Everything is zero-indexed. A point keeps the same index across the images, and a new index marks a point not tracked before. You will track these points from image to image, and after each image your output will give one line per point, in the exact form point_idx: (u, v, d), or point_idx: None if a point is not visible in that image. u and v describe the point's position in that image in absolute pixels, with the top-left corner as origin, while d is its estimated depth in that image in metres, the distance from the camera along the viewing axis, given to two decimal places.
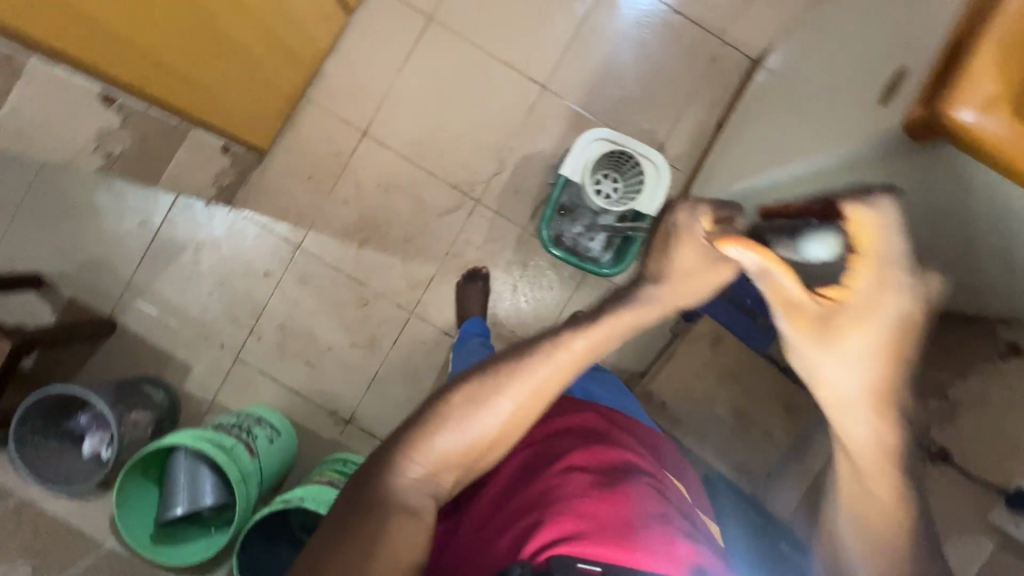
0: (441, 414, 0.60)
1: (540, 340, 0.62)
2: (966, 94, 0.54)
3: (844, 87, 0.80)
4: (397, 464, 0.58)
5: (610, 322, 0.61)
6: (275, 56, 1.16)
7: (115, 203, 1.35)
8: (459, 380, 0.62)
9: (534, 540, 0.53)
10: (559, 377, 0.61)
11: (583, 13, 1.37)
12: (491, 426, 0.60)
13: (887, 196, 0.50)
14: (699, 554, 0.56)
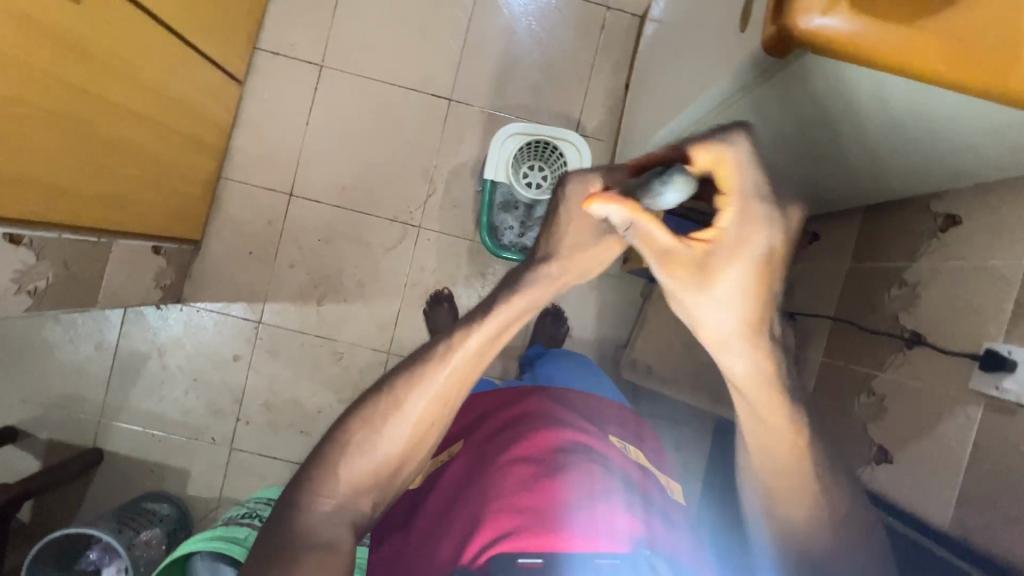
0: (346, 440, 0.57)
1: (437, 348, 0.60)
2: (805, 2, 0.54)
3: (712, 22, 0.81)
4: (304, 502, 0.55)
5: (502, 317, 0.58)
6: (177, 146, 1.15)
7: (65, 334, 1.33)
8: (360, 400, 0.59)
9: (475, 544, 0.55)
10: (460, 382, 0.59)
11: (466, 19, 1.38)
12: (399, 445, 0.58)
13: (743, 135, 0.49)
14: (636, 521, 0.57)
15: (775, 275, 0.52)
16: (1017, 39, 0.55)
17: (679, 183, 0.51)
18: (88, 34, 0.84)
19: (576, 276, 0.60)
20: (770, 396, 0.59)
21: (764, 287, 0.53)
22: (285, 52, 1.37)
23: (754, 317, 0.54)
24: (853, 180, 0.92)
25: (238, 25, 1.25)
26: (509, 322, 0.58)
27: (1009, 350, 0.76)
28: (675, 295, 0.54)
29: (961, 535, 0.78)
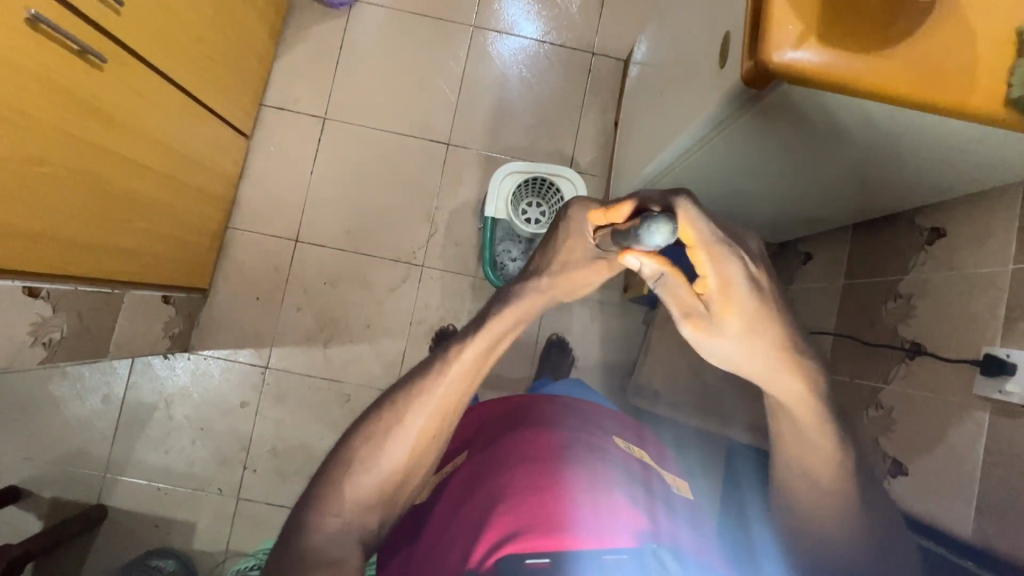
0: (349, 455, 0.58)
1: (432, 361, 0.61)
2: (776, 38, 0.60)
3: (693, 60, 0.88)
4: (312, 521, 0.55)
5: (494, 325, 0.60)
6: (188, 199, 1.20)
7: (72, 388, 1.33)
8: (361, 417, 0.60)
9: (482, 544, 0.55)
10: (456, 393, 0.60)
11: (461, 69, 1.46)
12: (401, 459, 0.58)
13: (684, 198, 0.52)
14: (639, 514, 0.58)
15: (773, 304, 0.56)
16: (973, 62, 0.60)
17: (664, 227, 0.49)
18: (106, 96, 0.90)
19: (567, 292, 0.63)
20: (795, 407, 0.60)
21: (768, 315, 0.56)
22: (290, 107, 1.44)
23: (772, 343, 0.57)
24: (839, 199, 0.96)
25: (246, 84, 1.33)
26: (503, 332, 0.60)
27: (1008, 353, 0.78)
28: (692, 345, 0.59)
29: (984, 543, 0.78)
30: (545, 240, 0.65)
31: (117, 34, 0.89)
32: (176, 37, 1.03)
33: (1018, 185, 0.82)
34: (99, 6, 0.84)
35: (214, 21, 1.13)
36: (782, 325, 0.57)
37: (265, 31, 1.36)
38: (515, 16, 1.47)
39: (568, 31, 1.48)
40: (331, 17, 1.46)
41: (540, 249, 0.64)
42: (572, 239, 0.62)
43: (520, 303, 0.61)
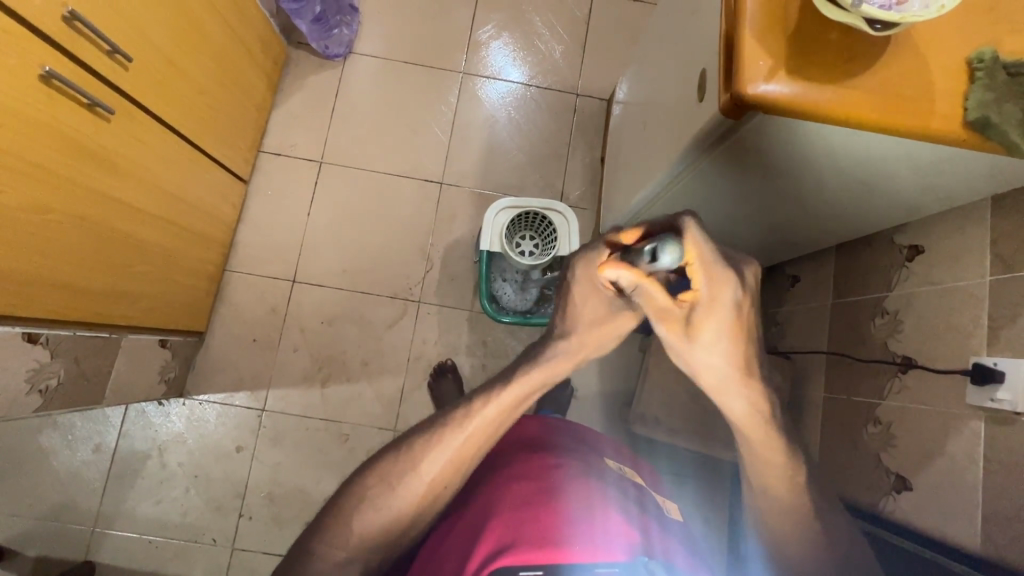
0: (361, 494, 0.58)
1: (453, 410, 0.60)
2: (749, 72, 0.65)
3: (673, 95, 0.93)
4: (317, 552, 0.55)
5: (519, 385, 0.59)
6: (188, 243, 1.22)
7: (63, 439, 1.30)
8: (379, 456, 0.60)
9: (475, 558, 0.54)
10: (475, 445, 0.59)
11: (452, 113, 1.53)
12: (413, 504, 0.58)
13: (690, 217, 0.52)
14: (633, 528, 0.57)
15: (749, 324, 0.56)
16: (932, 88, 0.65)
17: (674, 249, 0.51)
18: (111, 145, 0.93)
19: (592, 351, 0.62)
20: (766, 432, 0.61)
21: (742, 334, 0.56)
22: (287, 152, 1.49)
23: (735, 359, 0.57)
24: (821, 222, 1.00)
25: (244, 132, 1.37)
26: (524, 393, 0.59)
27: (995, 362, 0.80)
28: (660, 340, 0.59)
29: (995, 556, 0.77)
30: (562, 288, 0.64)
31: (125, 87, 0.93)
32: (180, 89, 1.08)
33: (985, 201, 0.87)
34: (107, 61, 0.88)
35: (216, 73, 1.18)
36: (751, 341, 0.57)
37: (264, 82, 1.42)
38: (502, 63, 1.55)
39: (553, 74, 1.56)
40: (327, 68, 1.53)
41: (560, 306, 0.63)
42: (587, 291, 0.61)
43: (543, 368, 0.60)
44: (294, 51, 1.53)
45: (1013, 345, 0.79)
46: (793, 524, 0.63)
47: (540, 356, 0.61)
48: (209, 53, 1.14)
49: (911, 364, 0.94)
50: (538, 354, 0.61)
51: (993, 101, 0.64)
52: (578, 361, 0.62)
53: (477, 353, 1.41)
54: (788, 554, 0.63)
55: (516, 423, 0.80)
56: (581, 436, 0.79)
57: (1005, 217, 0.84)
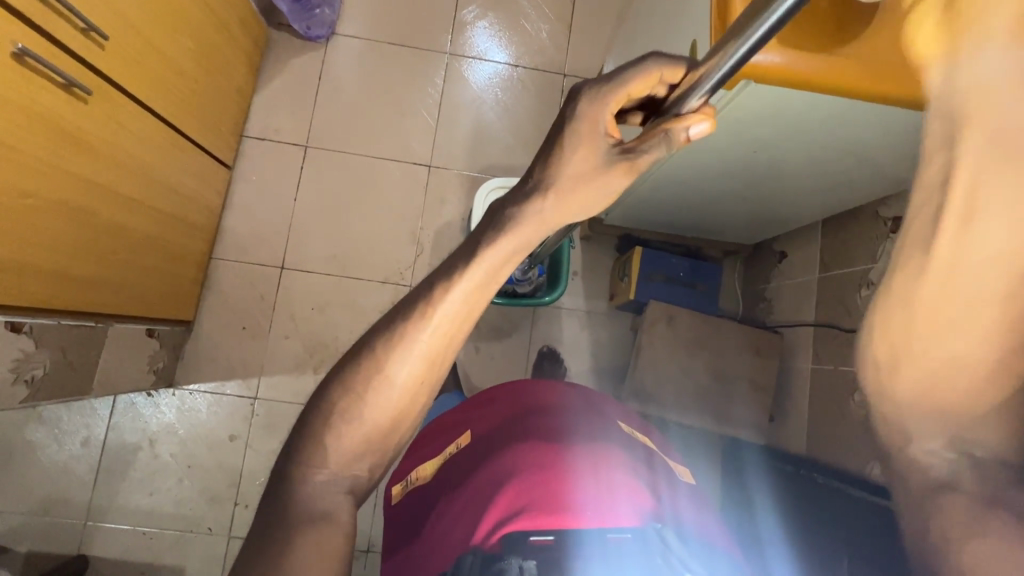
0: (329, 408, 0.49)
1: (418, 295, 0.50)
2: None
3: (663, 70, 0.93)
4: (292, 476, 0.47)
5: (489, 253, 0.48)
6: (172, 229, 1.19)
7: (50, 433, 1.28)
8: (346, 360, 0.51)
9: (485, 523, 0.54)
10: (448, 335, 0.50)
11: (438, 94, 1.51)
12: (388, 412, 0.49)
13: None
14: (643, 494, 0.58)
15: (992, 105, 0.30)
16: None
17: None
18: (90, 128, 0.90)
19: (574, 211, 0.50)
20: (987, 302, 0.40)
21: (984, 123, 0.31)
22: (270, 137, 1.46)
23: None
24: (809, 195, 1.02)
25: (226, 116, 1.34)
26: (499, 262, 0.49)
27: None
28: None
29: None
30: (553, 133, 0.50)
31: (101, 66, 0.90)
32: (159, 69, 1.05)
33: None
34: (81, 39, 0.85)
35: (195, 54, 1.15)
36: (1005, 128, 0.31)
37: (245, 64, 1.38)
38: (487, 43, 1.53)
39: (540, 54, 1.54)
40: (309, 50, 1.50)
41: (542, 154, 0.50)
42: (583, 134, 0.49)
43: (512, 233, 0.48)
44: (275, 33, 1.49)
45: None
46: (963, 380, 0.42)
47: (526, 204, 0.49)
48: (187, 33, 1.11)
49: None
50: (518, 203, 0.49)
51: None
52: (552, 228, 0.50)
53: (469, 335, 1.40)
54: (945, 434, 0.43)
55: (519, 384, 0.80)
56: (586, 397, 0.78)
57: None
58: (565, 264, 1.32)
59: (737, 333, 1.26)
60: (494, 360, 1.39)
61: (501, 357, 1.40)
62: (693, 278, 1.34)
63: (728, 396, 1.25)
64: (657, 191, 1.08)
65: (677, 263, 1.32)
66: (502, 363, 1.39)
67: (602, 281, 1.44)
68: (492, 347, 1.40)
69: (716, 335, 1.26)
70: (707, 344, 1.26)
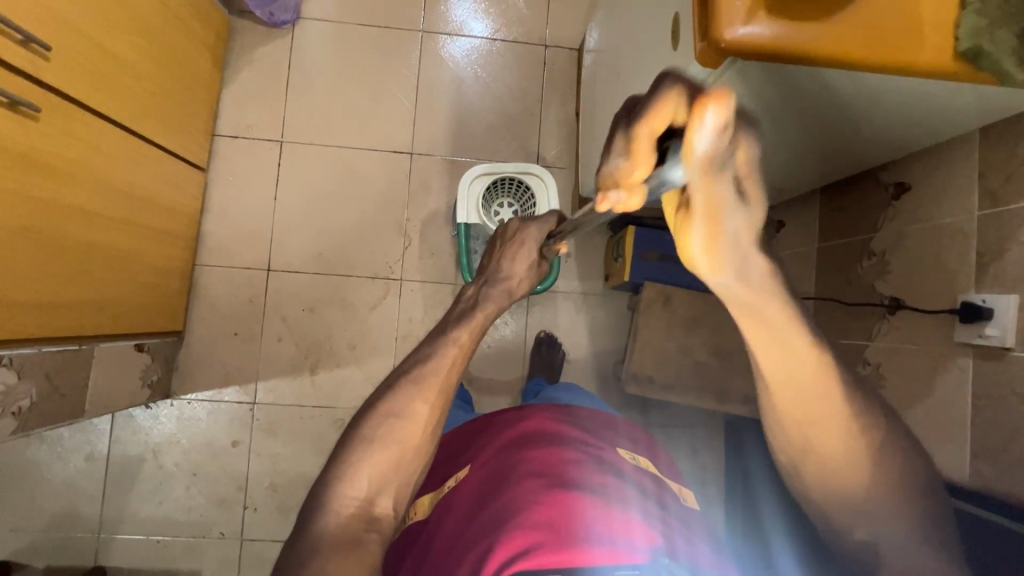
0: (362, 438, 0.57)
1: (433, 339, 0.64)
2: (728, 14, 0.59)
3: (648, 41, 0.87)
4: (327, 504, 0.54)
5: (483, 311, 0.66)
6: (150, 241, 1.16)
7: (52, 452, 1.28)
8: (370, 403, 0.60)
9: (492, 562, 0.53)
10: (460, 367, 0.62)
11: (415, 76, 1.44)
12: (415, 435, 0.58)
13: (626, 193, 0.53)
14: (651, 529, 0.57)
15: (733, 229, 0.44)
16: (920, 17, 0.61)
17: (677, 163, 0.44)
18: (47, 147, 0.86)
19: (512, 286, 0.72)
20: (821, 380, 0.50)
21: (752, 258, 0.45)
22: (243, 134, 1.40)
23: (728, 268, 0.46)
24: (808, 164, 0.97)
25: (195, 116, 1.28)
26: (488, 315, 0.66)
27: (982, 298, 0.82)
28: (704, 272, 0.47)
29: (981, 486, 0.81)
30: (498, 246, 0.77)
31: (49, 81, 0.85)
32: (115, 75, 0.99)
33: (974, 132, 0.86)
34: (24, 53, 0.79)
35: (152, 54, 1.08)
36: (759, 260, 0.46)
37: (209, 59, 1.31)
38: (464, 16, 1.45)
39: (519, 24, 1.46)
40: (275, 37, 1.42)
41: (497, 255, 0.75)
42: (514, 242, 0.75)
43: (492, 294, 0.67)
44: (237, 21, 1.41)
45: (1002, 280, 0.80)
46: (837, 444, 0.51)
47: (488, 292, 0.69)
48: (142, 32, 1.04)
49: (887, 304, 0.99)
50: (486, 291, 0.69)
51: (987, 28, 0.60)
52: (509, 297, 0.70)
53: None
54: (835, 462, 0.51)
55: (522, 410, 0.80)
56: (592, 424, 0.78)
57: (994, 147, 0.83)
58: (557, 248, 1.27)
59: None
60: (490, 349, 1.38)
61: (497, 345, 1.38)
62: None
63: (729, 373, 1.23)
64: None
65: None
66: (499, 352, 1.38)
67: (596, 261, 1.41)
68: (488, 336, 1.38)
69: (714, 312, 1.24)
70: (706, 322, 1.24)
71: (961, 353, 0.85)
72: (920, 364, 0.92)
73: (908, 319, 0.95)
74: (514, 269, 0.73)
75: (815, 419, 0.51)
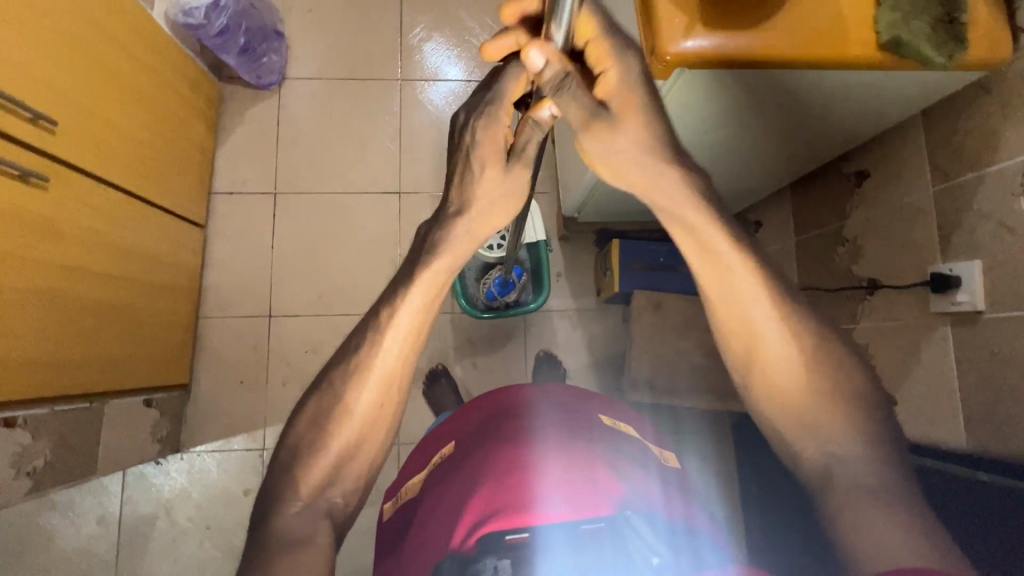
0: (300, 442, 0.55)
1: (364, 330, 0.57)
2: (671, 32, 0.65)
3: None
4: (272, 506, 0.52)
5: (426, 279, 0.56)
6: (155, 297, 1.20)
7: (64, 518, 1.27)
8: (302, 401, 0.57)
9: (464, 527, 0.57)
10: (402, 359, 0.57)
11: (398, 121, 1.52)
12: (355, 434, 0.55)
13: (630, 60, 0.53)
14: (619, 484, 0.59)
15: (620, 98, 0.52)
16: (842, 15, 0.67)
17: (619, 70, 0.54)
18: (56, 213, 0.91)
19: (478, 224, 0.59)
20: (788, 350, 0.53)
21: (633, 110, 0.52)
22: (238, 190, 1.47)
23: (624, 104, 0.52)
24: (771, 161, 1.03)
25: (191, 175, 1.35)
26: (435, 288, 0.57)
27: (950, 268, 0.86)
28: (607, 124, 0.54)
29: (979, 450, 0.82)
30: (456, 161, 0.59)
31: (55, 152, 0.91)
32: (115, 144, 1.05)
33: (917, 116, 0.93)
34: (31, 128, 0.86)
35: (149, 121, 1.15)
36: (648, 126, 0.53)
37: (202, 123, 1.39)
38: (438, 63, 1.55)
39: (491, 65, 1.56)
40: (263, 98, 1.51)
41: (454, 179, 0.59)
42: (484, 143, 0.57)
43: (446, 252, 0.57)
44: (227, 87, 1.50)
45: (966, 249, 0.84)
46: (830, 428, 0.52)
47: (439, 241, 0.58)
48: (138, 103, 1.12)
49: (866, 285, 1.03)
50: (434, 239, 0.58)
51: (901, 21, 0.66)
52: (476, 242, 0.60)
53: (466, 352, 1.40)
54: (824, 450, 0.52)
55: (501, 388, 0.81)
56: (570, 394, 0.79)
57: (938, 129, 0.89)
58: (546, 268, 1.32)
59: None
60: (493, 373, 1.40)
61: (499, 368, 1.40)
62: (674, 261, 1.33)
63: (728, 372, 1.25)
64: None
65: (656, 249, 1.32)
66: (501, 375, 1.40)
67: (587, 277, 1.45)
68: (489, 361, 1.40)
69: (707, 314, 1.27)
70: (698, 324, 1.27)
71: (942, 323, 0.88)
72: (906, 339, 0.94)
73: (889, 298, 0.98)
74: (476, 199, 0.59)
75: (783, 385, 0.53)
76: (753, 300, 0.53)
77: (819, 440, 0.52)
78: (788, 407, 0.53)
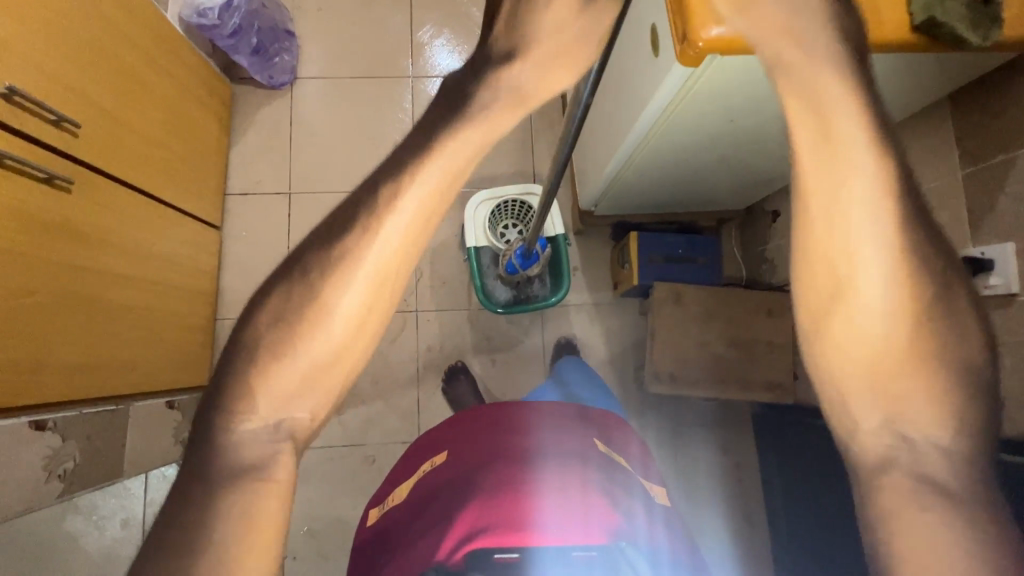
0: (258, 342, 0.41)
1: (357, 204, 0.43)
2: (702, 18, 0.65)
3: (625, 57, 0.94)
4: (218, 421, 0.41)
5: (448, 148, 0.44)
6: (175, 299, 1.20)
7: (88, 521, 1.27)
8: (268, 285, 0.43)
9: (452, 538, 0.56)
10: (402, 252, 0.43)
11: (410, 118, 1.52)
12: (331, 344, 0.42)
13: None
14: (614, 511, 0.58)
15: None
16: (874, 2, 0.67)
17: None
18: (78, 217, 0.91)
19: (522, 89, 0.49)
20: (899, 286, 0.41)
21: None
22: (252, 190, 1.47)
23: None
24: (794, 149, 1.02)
25: (206, 177, 1.35)
26: (457, 163, 0.45)
27: (982, 251, 0.86)
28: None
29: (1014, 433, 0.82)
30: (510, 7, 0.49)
31: (77, 154, 0.91)
32: (134, 145, 1.05)
33: (943, 100, 0.92)
34: (55, 131, 0.86)
35: (165, 123, 1.15)
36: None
37: (215, 124, 1.39)
38: (448, 60, 1.54)
39: None
40: (274, 98, 1.51)
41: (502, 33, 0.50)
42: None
43: (476, 122, 0.46)
44: (238, 87, 1.50)
45: (997, 232, 0.84)
46: (916, 403, 0.41)
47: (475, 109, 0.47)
48: (156, 105, 1.12)
49: None
50: (465, 104, 0.47)
51: (936, 2, 0.65)
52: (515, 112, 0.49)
53: (485, 349, 1.40)
54: (898, 431, 0.42)
55: (498, 405, 0.80)
56: (569, 417, 0.78)
57: (965, 113, 0.89)
58: (565, 263, 1.31)
59: (748, 300, 1.26)
60: (512, 369, 1.40)
61: (518, 364, 1.40)
62: (692, 253, 1.33)
63: (750, 362, 1.25)
64: (643, 174, 1.10)
65: (674, 241, 1.32)
66: (521, 371, 1.40)
67: (604, 271, 1.45)
68: (507, 356, 1.40)
69: (727, 305, 1.27)
70: (719, 315, 1.26)
71: None
72: None
73: None
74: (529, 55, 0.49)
75: (872, 333, 0.42)
76: (871, 223, 0.42)
77: (891, 413, 0.42)
78: (872, 363, 0.42)
